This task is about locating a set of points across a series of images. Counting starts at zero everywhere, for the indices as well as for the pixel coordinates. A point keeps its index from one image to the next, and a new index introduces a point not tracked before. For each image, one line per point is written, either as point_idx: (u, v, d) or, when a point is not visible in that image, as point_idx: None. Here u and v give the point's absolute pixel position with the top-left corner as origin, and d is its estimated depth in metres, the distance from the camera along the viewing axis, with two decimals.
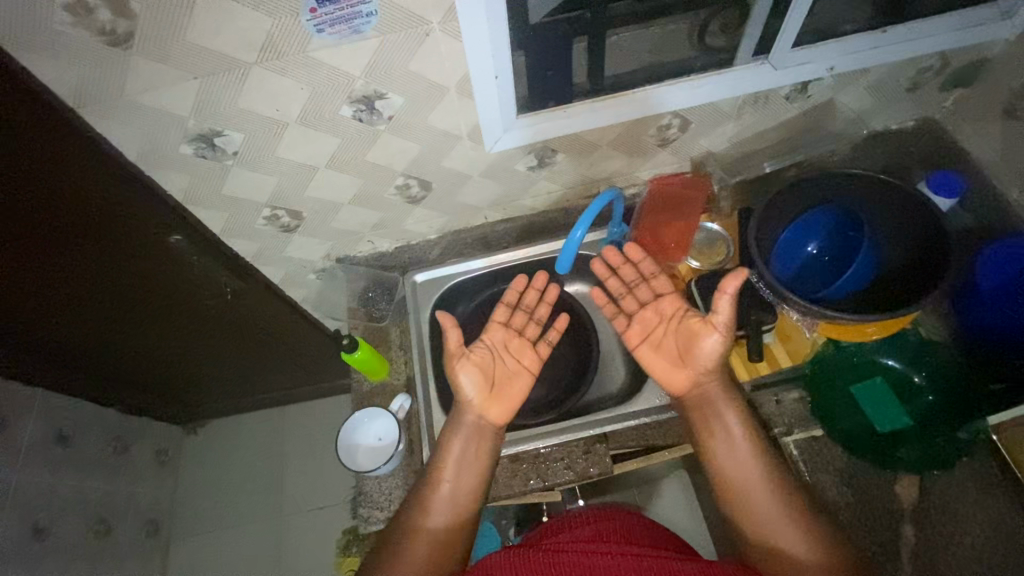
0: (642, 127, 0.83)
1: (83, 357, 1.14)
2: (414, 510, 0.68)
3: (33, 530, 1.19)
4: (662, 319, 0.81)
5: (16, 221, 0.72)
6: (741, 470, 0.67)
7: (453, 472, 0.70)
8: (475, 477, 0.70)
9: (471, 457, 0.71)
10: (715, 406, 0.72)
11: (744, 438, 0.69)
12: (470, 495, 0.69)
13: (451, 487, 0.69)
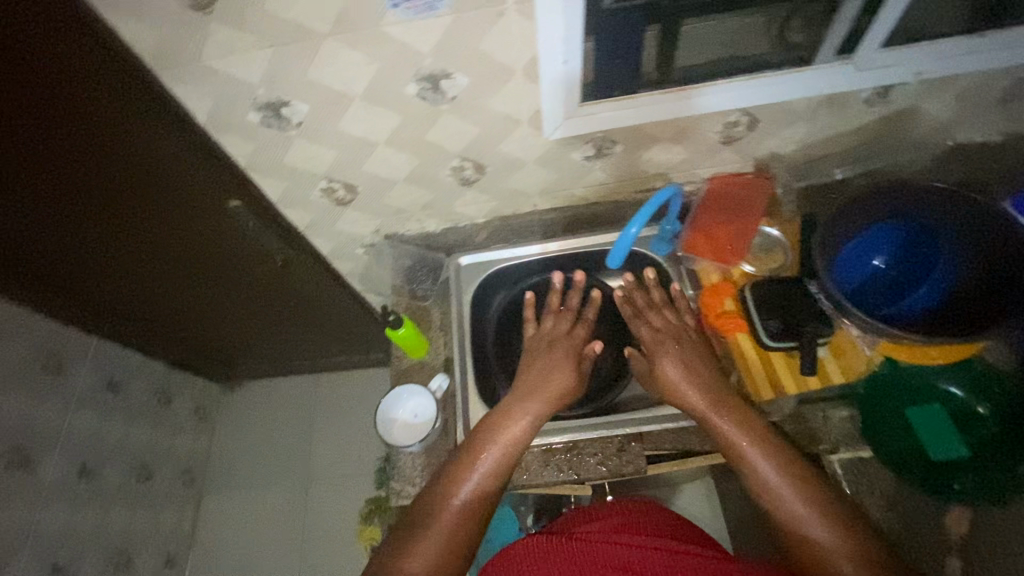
0: (708, 123, 0.80)
1: (135, 309, 1.19)
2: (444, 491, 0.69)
3: (80, 469, 1.26)
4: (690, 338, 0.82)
5: (87, 175, 0.75)
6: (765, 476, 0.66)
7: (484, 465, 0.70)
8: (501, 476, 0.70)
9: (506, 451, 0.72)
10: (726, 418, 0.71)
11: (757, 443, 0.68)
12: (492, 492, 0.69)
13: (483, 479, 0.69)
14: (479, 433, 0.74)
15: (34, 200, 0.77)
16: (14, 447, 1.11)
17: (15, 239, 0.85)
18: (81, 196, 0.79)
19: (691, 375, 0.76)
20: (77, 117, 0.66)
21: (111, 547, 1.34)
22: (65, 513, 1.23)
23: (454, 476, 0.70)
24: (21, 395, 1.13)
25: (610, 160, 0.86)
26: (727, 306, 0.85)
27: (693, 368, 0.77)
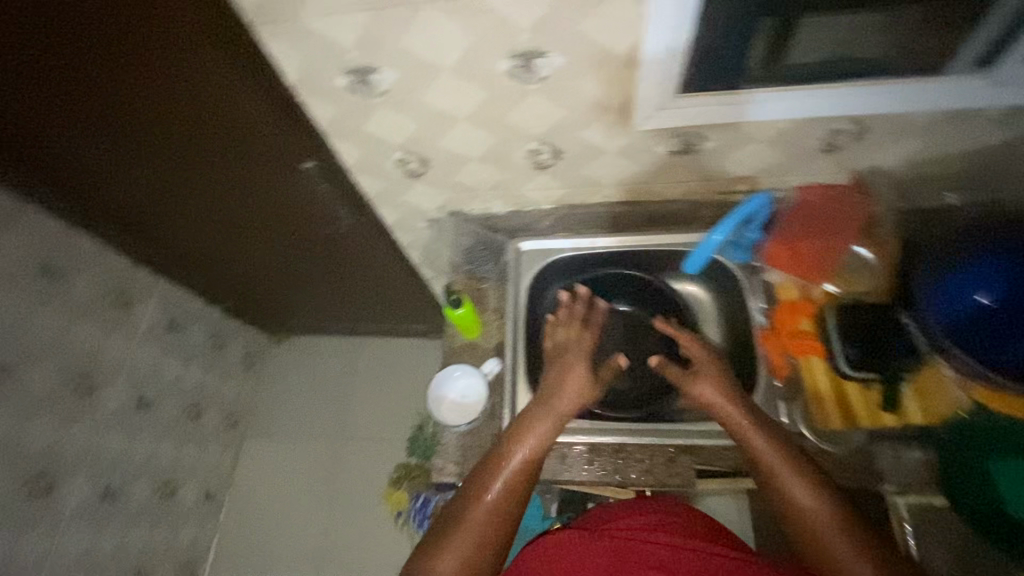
0: (812, 127, 0.75)
1: (201, 254, 1.24)
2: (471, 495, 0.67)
3: (139, 401, 1.33)
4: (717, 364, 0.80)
5: (174, 118, 0.77)
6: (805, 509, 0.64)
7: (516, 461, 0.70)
8: (534, 472, 0.70)
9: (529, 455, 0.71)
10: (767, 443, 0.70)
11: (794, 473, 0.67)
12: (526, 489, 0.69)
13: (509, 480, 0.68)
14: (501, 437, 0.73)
15: (124, 133, 0.80)
16: (82, 373, 1.18)
17: (104, 167, 0.90)
18: (167, 138, 0.81)
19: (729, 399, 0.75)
20: (171, 62, 0.67)
21: (159, 476, 1.42)
22: (122, 439, 1.30)
23: (480, 478, 0.69)
24: (93, 325, 1.19)
25: (697, 156, 0.81)
26: (802, 326, 0.80)
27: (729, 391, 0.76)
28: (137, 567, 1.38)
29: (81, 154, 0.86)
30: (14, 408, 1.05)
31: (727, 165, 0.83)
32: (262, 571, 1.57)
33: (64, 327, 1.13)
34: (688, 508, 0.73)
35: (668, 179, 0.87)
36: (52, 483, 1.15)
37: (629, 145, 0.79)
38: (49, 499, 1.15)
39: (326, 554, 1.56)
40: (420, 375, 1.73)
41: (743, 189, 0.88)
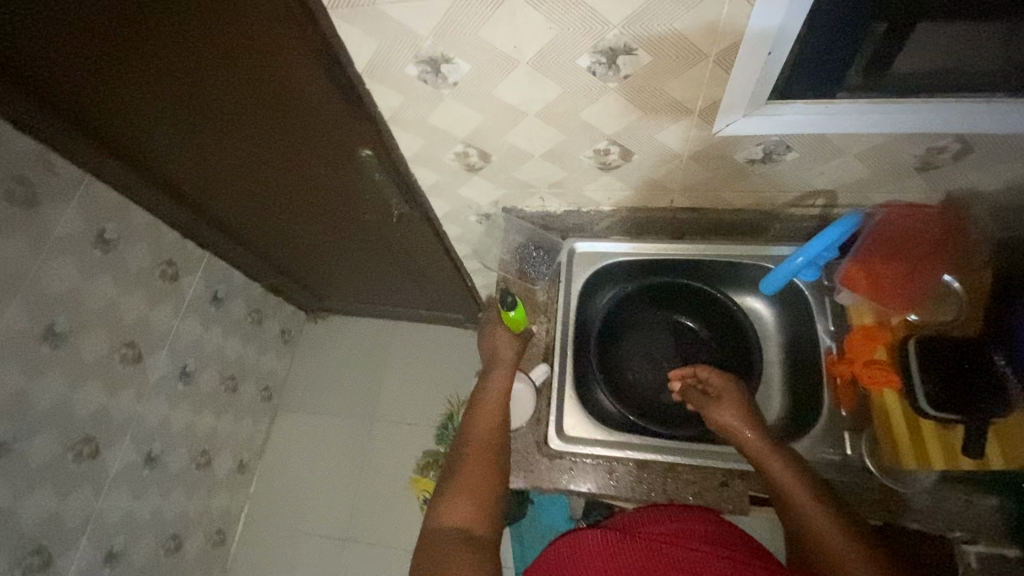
0: (910, 143, 0.69)
1: (249, 230, 1.25)
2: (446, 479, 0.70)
3: (180, 371, 1.36)
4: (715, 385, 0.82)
5: (238, 101, 0.77)
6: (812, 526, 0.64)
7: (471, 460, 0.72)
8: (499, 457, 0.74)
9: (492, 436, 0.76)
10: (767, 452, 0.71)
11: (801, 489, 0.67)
12: (496, 471, 0.72)
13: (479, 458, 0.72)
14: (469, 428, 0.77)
15: (188, 112, 0.81)
16: (130, 342, 1.20)
17: (166, 142, 0.91)
18: (228, 117, 0.81)
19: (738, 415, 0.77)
20: (242, 47, 0.66)
21: (196, 445, 1.46)
22: (163, 408, 1.33)
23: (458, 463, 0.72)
24: (142, 296, 1.21)
25: (777, 166, 0.76)
26: (878, 355, 0.75)
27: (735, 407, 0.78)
28: (172, 532, 1.42)
29: (146, 129, 0.88)
30: (67, 374, 1.08)
31: (806, 178, 0.78)
32: (288, 544, 1.60)
33: (115, 296, 1.14)
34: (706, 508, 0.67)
35: (740, 188, 0.82)
36: (98, 447, 1.18)
37: (705, 149, 0.74)
38: (95, 462, 1.18)
39: (351, 532, 1.59)
40: (451, 364, 1.72)
41: (820, 203, 0.83)
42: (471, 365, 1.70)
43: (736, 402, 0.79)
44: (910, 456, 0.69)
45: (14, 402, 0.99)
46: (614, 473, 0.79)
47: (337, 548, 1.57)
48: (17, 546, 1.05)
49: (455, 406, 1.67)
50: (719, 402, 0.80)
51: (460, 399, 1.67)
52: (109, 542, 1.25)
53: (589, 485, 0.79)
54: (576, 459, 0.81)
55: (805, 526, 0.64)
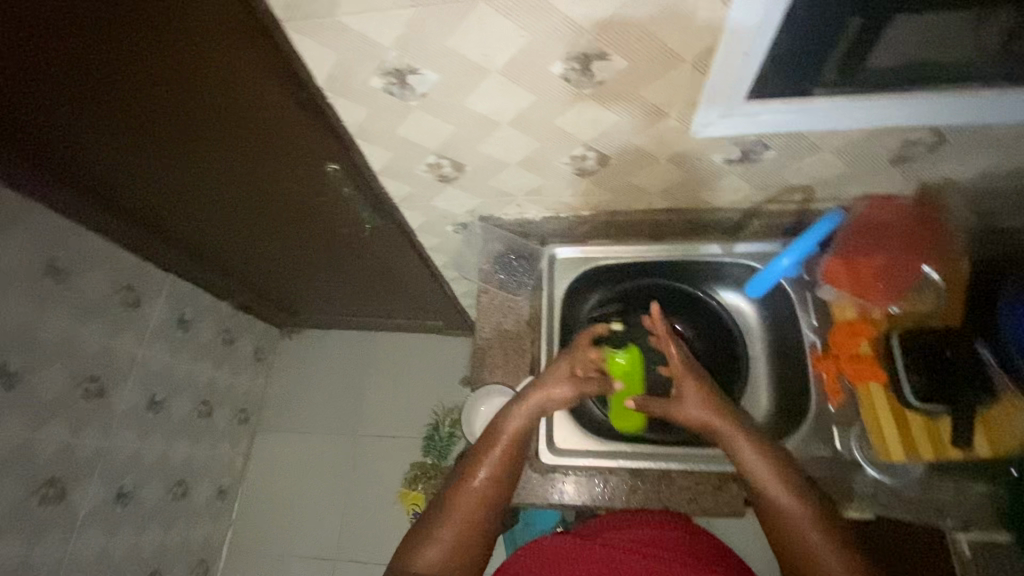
0: (886, 137, 0.69)
1: (213, 249, 1.19)
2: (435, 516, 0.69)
3: (150, 401, 1.29)
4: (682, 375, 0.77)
5: (190, 119, 0.72)
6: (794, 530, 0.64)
7: (466, 508, 0.69)
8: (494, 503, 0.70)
9: (492, 478, 0.71)
10: (758, 463, 0.69)
11: (790, 497, 0.66)
12: (486, 515, 0.69)
13: (474, 507, 0.69)
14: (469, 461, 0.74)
15: (135, 133, 0.76)
16: (93, 375, 1.14)
17: (114, 164, 0.85)
18: (179, 134, 0.76)
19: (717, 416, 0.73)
20: (189, 62, 0.61)
21: (172, 476, 1.39)
22: (134, 440, 1.26)
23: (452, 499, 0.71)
24: (102, 326, 1.14)
25: (754, 164, 0.75)
26: (863, 349, 0.76)
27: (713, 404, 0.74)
28: (151, 568, 1.36)
29: (92, 154, 0.82)
30: (23, 415, 1.01)
31: (784, 175, 0.77)
32: (276, 570, 1.55)
33: (72, 329, 1.07)
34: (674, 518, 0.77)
35: (718, 188, 0.81)
36: (64, 488, 1.11)
37: (682, 151, 0.73)
38: (62, 504, 1.11)
39: (342, 552, 1.55)
40: (434, 373, 1.69)
41: (799, 198, 0.83)
42: (455, 373, 1.67)
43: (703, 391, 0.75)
44: (899, 449, 0.70)
45: None
46: (607, 485, 0.78)
47: (327, 570, 1.53)
48: None
49: (441, 415, 1.64)
50: (681, 395, 0.76)
51: (446, 408, 1.64)
52: None
53: (584, 498, 0.78)
54: (568, 472, 0.79)
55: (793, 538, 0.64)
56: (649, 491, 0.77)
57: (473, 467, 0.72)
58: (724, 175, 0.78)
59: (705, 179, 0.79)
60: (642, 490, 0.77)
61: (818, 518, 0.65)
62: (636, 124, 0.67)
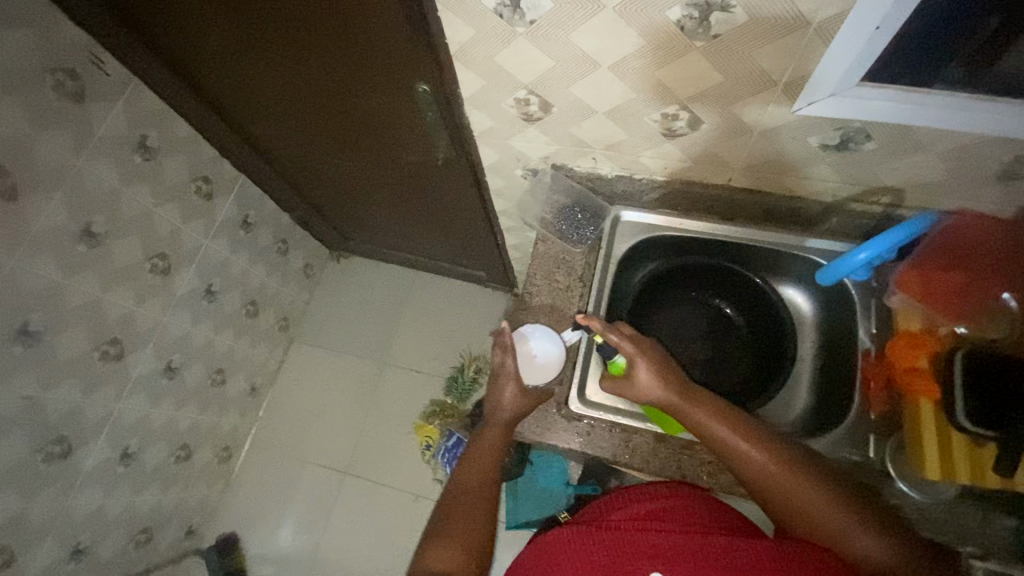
0: (1000, 147, 0.65)
1: (288, 155, 1.24)
2: (431, 534, 0.73)
3: (206, 289, 1.37)
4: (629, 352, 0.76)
5: (285, 13, 0.75)
6: (757, 466, 0.66)
7: (457, 533, 0.71)
8: (482, 511, 0.74)
9: (477, 492, 0.76)
10: (734, 438, 0.68)
11: (789, 474, 0.65)
12: (478, 523, 0.73)
13: (464, 518, 0.73)
14: (456, 483, 0.78)
15: (230, 15, 0.79)
16: (162, 252, 1.21)
17: (211, 46, 0.90)
18: (275, 24, 0.78)
19: (672, 391, 0.73)
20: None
21: (213, 363, 1.49)
22: (187, 321, 1.35)
23: (445, 518, 0.74)
24: (177, 208, 1.21)
25: (848, 155, 0.73)
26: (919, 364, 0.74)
27: (665, 380, 0.74)
28: (183, 442, 1.46)
29: (187, 25, 0.87)
30: (99, 275, 1.08)
31: (875, 172, 0.75)
32: (291, 470, 1.65)
33: (151, 204, 1.14)
34: (694, 489, 0.70)
35: (803, 175, 0.79)
36: (123, 350, 1.19)
37: (776, 127, 0.71)
38: (119, 365, 1.20)
39: (353, 467, 1.63)
40: (469, 317, 1.73)
41: (885, 201, 0.80)
42: (488, 324, 1.71)
43: (642, 359, 0.75)
44: (935, 465, 0.69)
45: (49, 297, 1.00)
46: (631, 443, 0.80)
47: (338, 480, 1.62)
48: (40, 435, 1.07)
49: (467, 360, 1.69)
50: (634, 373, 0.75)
51: (473, 354, 1.69)
52: (125, 443, 1.28)
53: (605, 450, 0.80)
54: (594, 423, 0.81)
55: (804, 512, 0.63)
56: (670, 458, 0.78)
57: (458, 489, 0.77)
58: (813, 161, 0.76)
59: (790, 163, 0.77)
60: (663, 455, 0.79)
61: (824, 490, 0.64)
62: (738, 90, 0.66)
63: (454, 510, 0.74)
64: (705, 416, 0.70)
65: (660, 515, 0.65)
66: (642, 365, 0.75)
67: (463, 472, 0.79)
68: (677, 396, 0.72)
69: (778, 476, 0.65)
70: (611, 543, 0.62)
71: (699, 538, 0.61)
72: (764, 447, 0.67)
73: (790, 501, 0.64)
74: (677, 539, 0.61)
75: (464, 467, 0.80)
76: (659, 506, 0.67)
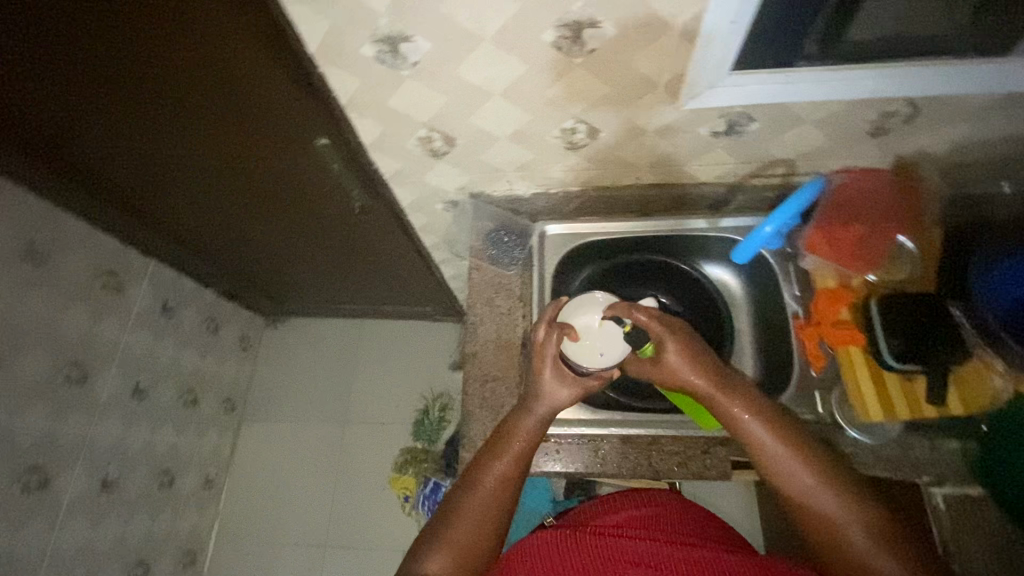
0: (865, 108, 0.71)
1: (201, 232, 1.18)
2: (442, 518, 0.64)
3: (133, 388, 1.27)
4: (660, 334, 0.71)
5: (166, 78, 0.68)
6: (783, 469, 0.62)
7: (472, 518, 0.63)
8: (505, 504, 0.65)
9: (501, 479, 0.66)
10: (769, 439, 0.64)
11: (829, 492, 0.60)
12: (498, 517, 0.64)
13: (480, 507, 0.64)
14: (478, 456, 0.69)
15: (106, 93, 0.72)
16: (75, 361, 1.12)
17: (95, 141, 0.84)
18: (159, 105, 0.74)
19: (708, 377, 0.68)
20: (164, 15, 0.58)
21: (157, 464, 1.38)
22: (118, 427, 1.24)
23: (463, 495, 0.65)
24: (84, 310, 1.12)
25: (737, 139, 0.78)
26: (843, 316, 0.79)
27: (701, 365, 0.68)
28: (138, 558, 1.34)
29: (52, 115, 0.77)
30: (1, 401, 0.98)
31: (765, 150, 0.80)
32: (265, 558, 1.54)
33: (52, 313, 1.05)
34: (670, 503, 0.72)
35: (703, 163, 0.84)
36: (45, 476, 1.08)
37: (666, 123, 0.74)
38: (45, 493, 1.09)
39: (331, 538, 1.54)
40: (424, 357, 1.70)
41: (781, 172, 0.85)
42: (443, 359, 1.69)
43: (673, 342, 0.70)
44: (877, 409, 0.73)
45: None
46: (600, 452, 0.80)
47: (318, 555, 1.53)
48: None
49: (430, 400, 1.65)
50: (664, 358, 0.70)
51: (435, 393, 1.65)
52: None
53: (578, 465, 0.80)
54: (561, 441, 0.81)
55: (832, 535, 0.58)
56: (641, 458, 0.79)
57: (481, 469, 0.67)
58: (709, 148, 0.80)
59: (689, 154, 0.81)
60: (634, 456, 0.79)
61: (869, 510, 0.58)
62: (622, 96, 0.69)
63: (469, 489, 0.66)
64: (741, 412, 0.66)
65: (641, 526, 0.67)
66: (674, 347, 0.70)
67: (488, 446, 0.70)
68: (715, 385, 0.68)
69: (811, 490, 0.60)
70: (594, 547, 0.62)
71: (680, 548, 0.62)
72: (802, 456, 0.62)
73: (813, 517, 0.59)
74: (659, 548, 0.62)
75: (491, 444, 0.70)
76: (642, 516, 0.69)
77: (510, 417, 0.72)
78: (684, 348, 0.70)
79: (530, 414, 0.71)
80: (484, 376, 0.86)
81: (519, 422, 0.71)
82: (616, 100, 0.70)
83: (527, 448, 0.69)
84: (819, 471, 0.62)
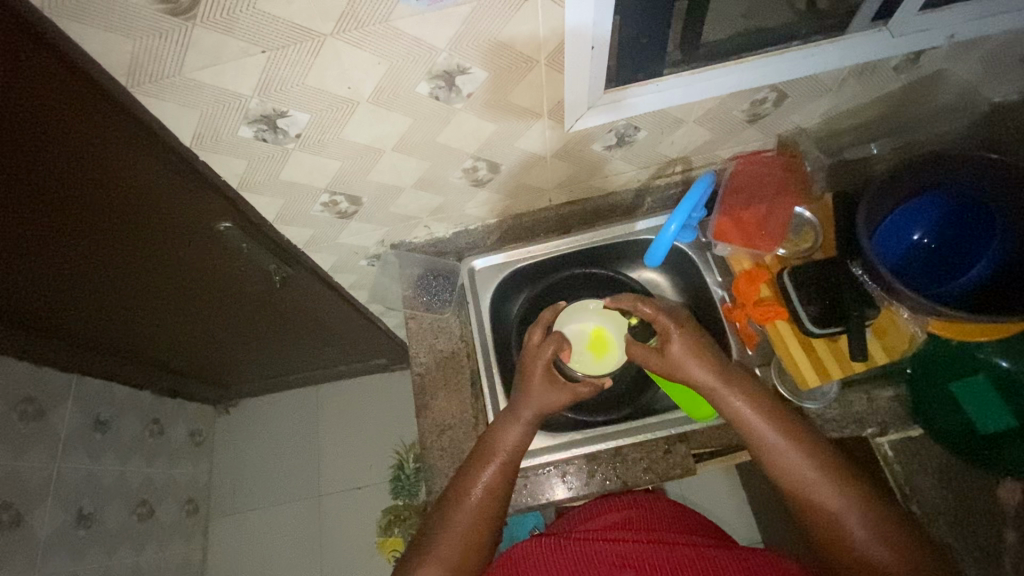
0: (737, 100, 0.75)
1: (126, 337, 1.12)
2: (428, 540, 0.63)
3: (76, 516, 1.18)
4: (664, 325, 0.74)
5: (35, 188, 0.63)
6: (778, 455, 0.62)
7: (460, 533, 0.63)
8: (493, 518, 0.65)
9: (489, 495, 0.65)
10: (763, 423, 0.64)
11: (818, 474, 0.60)
12: (486, 535, 0.63)
13: (468, 523, 0.63)
14: (464, 468, 0.69)
15: None
16: (5, 503, 1.03)
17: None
18: (47, 224, 0.70)
19: (709, 363, 0.69)
20: (28, 139, 0.56)
21: None
22: (67, 565, 1.14)
23: (449, 505, 0.65)
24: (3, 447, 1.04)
25: (630, 147, 0.81)
26: (763, 293, 0.82)
27: (702, 353, 0.70)
28: None
29: None
30: None
31: (659, 152, 0.84)
32: None
33: None
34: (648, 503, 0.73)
35: (605, 174, 0.87)
36: None
37: (559, 145, 0.77)
38: None
39: None
40: (389, 410, 1.66)
41: (680, 169, 0.90)
42: (409, 407, 1.65)
43: (677, 332, 0.72)
44: (812, 374, 0.75)
45: None
46: (568, 475, 0.80)
47: None
48: None
49: (403, 452, 1.60)
50: (667, 349, 0.72)
51: (407, 444, 1.61)
52: None
53: (548, 494, 0.79)
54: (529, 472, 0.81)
55: (822, 513, 0.58)
56: (608, 472, 0.79)
57: (467, 484, 0.66)
58: (606, 160, 0.83)
59: (589, 168, 0.84)
60: (601, 472, 0.80)
61: (854, 486, 0.59)
62: (509, 128, 0.71)
63: (455, 500, 0.65)
64: (739, 398, 0.67)
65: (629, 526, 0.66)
66: (677, 337, 0.72)
67: (474, 459, 0.69)
68: (717, 370, 0.69)
69: (803, 470, 0.61)
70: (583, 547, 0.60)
71: (670, 544, 0.61)
72: (796, 441, 0.62)
73: (804, 497, 0.60)
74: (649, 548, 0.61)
75: (478, 458, 0.69)
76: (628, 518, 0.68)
77: (496, 431, 0.72)
78: (686, 337, 0.72)
79: (523, 426, 0.71)
80: (440, 425, 0.84)
81: (506, 442, 0.70)
82: (505, 133, 0.72)
83: (513, 463, 0.69)
84: (811, 453, 0.62)
